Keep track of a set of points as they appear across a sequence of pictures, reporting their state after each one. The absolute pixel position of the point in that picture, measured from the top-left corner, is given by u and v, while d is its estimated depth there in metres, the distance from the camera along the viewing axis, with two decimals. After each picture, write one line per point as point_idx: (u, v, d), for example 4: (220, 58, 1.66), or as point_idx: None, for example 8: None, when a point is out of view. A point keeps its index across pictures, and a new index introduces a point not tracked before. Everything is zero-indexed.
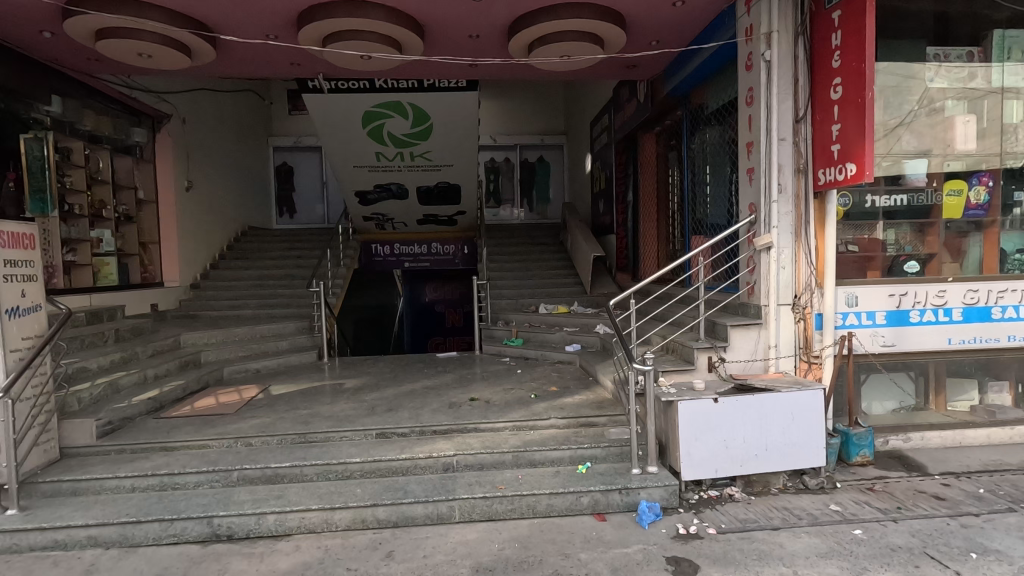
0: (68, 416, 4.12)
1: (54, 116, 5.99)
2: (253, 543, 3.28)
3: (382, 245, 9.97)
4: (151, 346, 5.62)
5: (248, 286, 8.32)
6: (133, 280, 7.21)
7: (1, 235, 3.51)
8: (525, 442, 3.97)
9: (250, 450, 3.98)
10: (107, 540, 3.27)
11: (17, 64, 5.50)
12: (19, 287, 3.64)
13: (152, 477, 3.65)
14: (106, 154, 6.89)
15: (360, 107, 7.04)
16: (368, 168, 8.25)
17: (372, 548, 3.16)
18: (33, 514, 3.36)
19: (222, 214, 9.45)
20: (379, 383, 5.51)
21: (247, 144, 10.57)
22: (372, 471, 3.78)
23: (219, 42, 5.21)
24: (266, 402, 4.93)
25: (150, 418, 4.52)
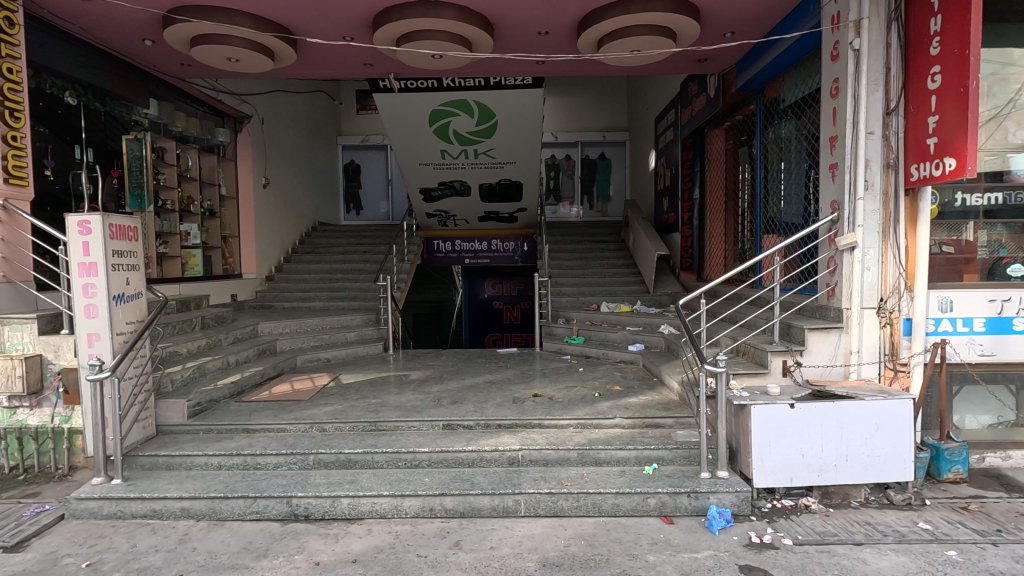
0: (163, 396, 4.46)
1: (151, 118, 6.47)
2: (329, 524, 3.42)
3: (443, 241, 10.16)
4: (233, 334, 5.98)
5: (318, 279, 8.68)
6: (215, 272, 7.68)
7: (111, 228, 3.82)
8: (589, 440, 3.95)
9: (325, 435, 4.17)
10: (197, 512, 3.50)
11: (121, 71, 5.97)
12: (125, 276, 3.97)
13: (237, 457, 3.89)
14: (194, 153, 7.37)
15: (427, 106, 7.20)
16: (433, 166, 8.42)
17: (440, 537, 3.24)
18: (134, 485, 3.66)
19: (295, 211, 9.92)
20: (443, 376, 5.63)
21: (318, 143, 11.04)
22: (440, 461, 3.87)
23: (300, 45, 5.47)
24: (337, 390, 5.13)
25: (233, 401, 4.81)
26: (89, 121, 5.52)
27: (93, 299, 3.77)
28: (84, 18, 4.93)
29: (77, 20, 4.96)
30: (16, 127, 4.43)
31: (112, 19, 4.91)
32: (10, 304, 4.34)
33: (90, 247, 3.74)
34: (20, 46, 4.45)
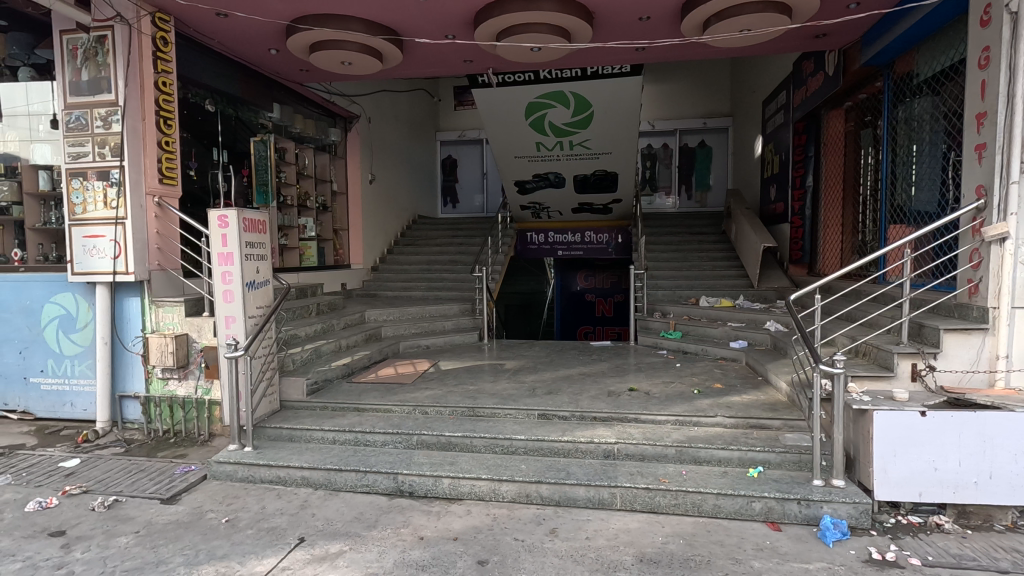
0: (286, 373, 4.92)
1: (275, 121, 7.10)
2: (431, 502, 3.60)
3: (537, 233, 10.24)
4: (343, 320, 6.44)
5: (418, 270, 9.09)
6: (328, 262, 8.29)
7: (245, 222, 4.25)
8: (688, 438, 3.83)
9: (426, 417, 4.39)
10: (315, 481, 3.83)
11: (251, 79, 6.59)
12: (255, 264, 4.40)
13: (349, 434, 4.19)
14: (309, 152, 7.99)
15: (524, 99, 7.26)
16: (528, 158, 8.49)
17: (536, 523, 3.30)
18: (262, 453, 4.07)
19: (398, 205, 10.45)
20: (537, 367, 5.70)
21: (419, 141, 11.54)
22: (535, 449, 3.93)
23: (406, 46, 5.73)
24: (437, 376, 5.37)
25: (344, 381, 5.20)
26: (224, 126, 6.15)
27: (231, 286, 4.23)
28: (222, 34, 5.49)
29: (216, 36, 5.53)
30: (169, 133, 5.05)
31: (243, 33, 5.43)
32: (163, 289, 4.97)
33: (227, 239, 4.19)
34: (171, 62, 5.07)
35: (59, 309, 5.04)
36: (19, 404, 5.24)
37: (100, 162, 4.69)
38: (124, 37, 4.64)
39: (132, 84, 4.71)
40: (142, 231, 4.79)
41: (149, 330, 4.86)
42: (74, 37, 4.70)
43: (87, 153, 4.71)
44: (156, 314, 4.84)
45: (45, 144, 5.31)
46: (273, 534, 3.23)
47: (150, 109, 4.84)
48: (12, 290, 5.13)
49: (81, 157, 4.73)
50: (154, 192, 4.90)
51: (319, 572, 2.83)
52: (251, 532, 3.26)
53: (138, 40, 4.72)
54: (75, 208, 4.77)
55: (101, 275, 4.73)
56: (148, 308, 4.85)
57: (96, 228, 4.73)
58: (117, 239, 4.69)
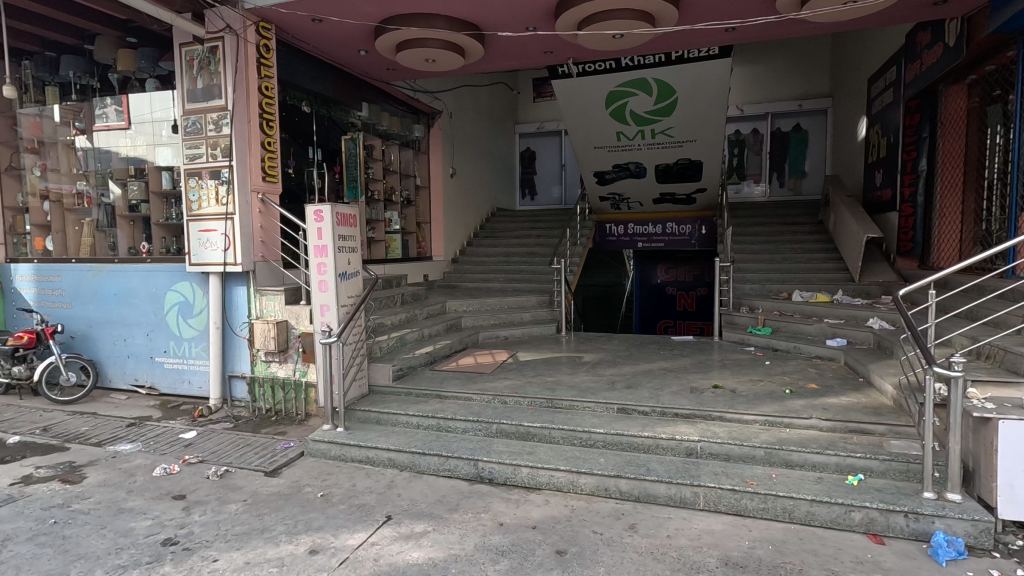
0: (374, 360, 5.18)
1: (363, 120, 7.46)
2: (510, 490, 3.67)
3: (617, 225, 10.08)
4: (426, 310, 6.68)
5: (497, 262, 9.23)
6: (411, 254, 8.61)
7: (337, 216, 4.51)
8: (778, 440, 3.63)
9: (505, 407, 4.47)
10: (400, 463, 4.01)
11: (343, 80, 6.93)
12: (347, 256, 4.67)
13: (432, 419, 4.36)
14: (395, 148, 8.32)
15: (605, 88, 7.12)
16: (608, 149, 8.34)
17: (615, 517, 3.27)
18: (353, 433, 4.32)
19: (478, 198, 10.65)
20: (616, 360, 5.61)
21: (498, 134, 11.66)
22: (614, 444, 3.89)
23: (487, 41, 5.80)
24: (515, 366, 5.44)
25: (427, 369, 5.41)
26: (318, 126, 6.54)
27: (325, 276, 4.52)
28: (317, 39, 5.82)
29: (312, 41, 5.87)
30: (270, 134, 5.43)
31: (336, 36, 5.72)
32: (266, 279, 5.39)
33: (323, 231, 4.48)
34: (273, 68, 5.44)
35: (179, 296, 5.60)
36: (146, 380, 5.89)
37: (213, 163, 5.15)
38: (232, 46, 5.04)
39: (240, 90, 5.11)
40: (248, 225, 5.21)
41: (255, 317, 5.29)
42: (190, 49, 5.18)
43: (201, 155, 5.19)
44: (261, 302, 5.26)
45: (166, 148, 5.87)
46: (363, 510, 3.42)
47: (255, 112, 5.23)
48: (141, 279, 5.75)
49: (197, 158, 5.22)
50: (258, 189, 5.31)
51: (405, 550, 2.97)
52: (343, 507, 3.48)
53: (244, 49, 5.11)
54: (192, 205, 5.27)
55: (213, 266, 5.20)
56: (254, 296, 5.28)
57: (209, 222, 5.20)
58: (228, 232, 5.13)
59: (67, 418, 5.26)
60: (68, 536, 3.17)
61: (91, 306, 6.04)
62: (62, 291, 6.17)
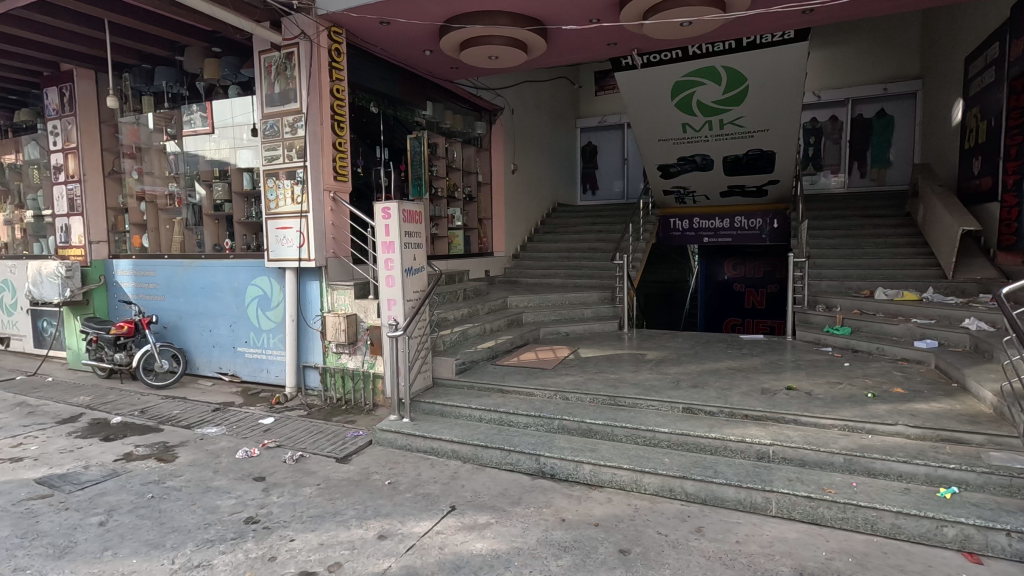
0: (438, 354, 5.30)
1: (427, 118, 7.62)
2: (572, 486, 3.65)
3: (681, 219, 9.82)
4: (488, 305, 6.76)
5: (558, 257, 9.20)
6: (473, 250, 8.74)
7: (403, 213, 4.64)
8: (858, 446, 3.42)
9: (567, 403, 4.45)
10: (463, 455, 4.09)
11: (409, 80, 7.10)
12: (413, 252, 4.80)
13: (494, 413, 4.41)
14: (458, 146, 8.46)
15: (670, 78, 6.91)
16: (673, 141, 8.10)
17: (681, 519, 3.19)
18: (418, 424, 4.45)
19: (539, 193, 10.65)
20: (681, 358, 5.46)
21: (559, 129, 11.59)
22: (679, 444, 3.80)
23: (550, 35, 5.76)
24: (577, 363, 5.40)
25: (488, 363, 5.48)
26: (385, 126, 6.75)
27: (392, 271, 4.66)
28: (384, 41, 5.98)
29: (379, 43, 6.04)
30: (341, 135, 5.65)
31: (403, 37, 5.86)
32: (337, 274, 5.63)
33: (390, 228, 4.63)
34: (343, 70, 5.64)
35: (258, 290, 5.95)
36: (229, 368, 6.30)
37: (289, 164, 5.42)
38: (307, 51, 5.27)
39: (313, 93, 5.35)
40: (321, 222, 5.45)
41: (327, 310, 5.54)
42: (268, 56, 5.46)
43: (278, 157, 5.47)
44: (332, 296, 5.50)
45: (247, 150, 6.24)
46: (429, 500, 3.52)
47: (327, 114, 5.46)
48: (225, 274, 6.16)
49: (274, 160, 5.51)
50: (330, 188, 5.56)
51: (469, 540, 3.02)
52: (409, 495, 3.58)
53: (317, 54, 5.33)
54: (270, 204, 5.57)
55: (289, 262, 5.49)
56: (326, 290, 5.53)
57: (286, 220, 5.48)
58: (302, 230, 5.39)
59: (161, 402, 5.72)
60: (164, 509, 3.45)
61: (181, 299, 6.52)
62: (156, 285, 6.71)
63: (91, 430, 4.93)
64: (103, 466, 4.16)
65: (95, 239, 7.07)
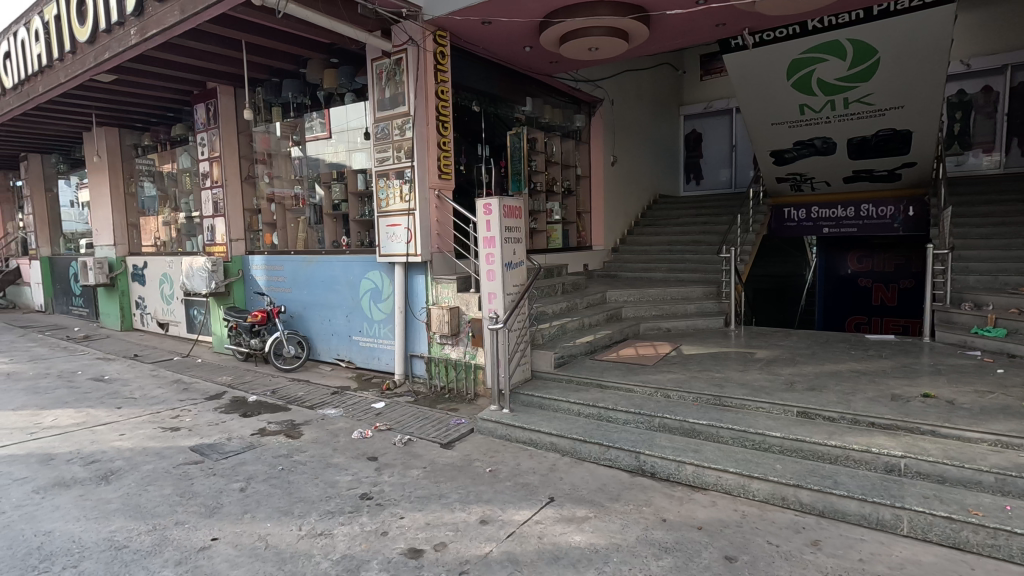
0: (537, 347, 5.38)
1: (527, 114, 7.70)
2: (673, 487, 3.54)
3: (797, 209, 9.14)
4: (586, 299, 6.73)
5: (659, 251, 8.93)
6: (572, 244, 8.74)
7: (504, 208, 4.75)
8: (1015, 465, 3.00)
9: (669, 401, 4.33)
10: (562, 448, 4.11)
11: (509, 78, 7.20)
12: (513, 247, 4.90)
13: (593, 408, 4.39)
14: (557, 140, 8.47)
15: (786, 57, 6.39)
16: (789, 124, 7.52)
17: (794, 530, 2.99)
18: (517, 416, 4.55)
19: (639, 185, 10.37)
20: (795, 359, 5.09)
21: (661, 118, 11.19)
22: (794, 450, 3.55)
23: (653, 21, 5.57)
24: (679, 360, 5.22)
25: (587, 358, 5.47)
26: (486, 124, 6.94)
27: (493, 266, 4.79)
28: (486, 41, 6.12)
29: (481, 43, 6.19)
30: (445, 134, 5.88)
31: (504, 35, 5.96)
32: (441, 268, 5.89)
33: (491, 224, 4.76)
34: (447, 72, 5.85)
35: (371, 283, 6.38)
36: (346, 355, 6.83)
37: (398, 164, 5.74)
38: (414, 56, 5.54)
39: (420, 95, 5.61)
40: (426, 219, 5.73)
41: (432, 302, 5.82)
42: (380, 63, 5.80)
43: (389, 158, 5.81)
44: (437, 289, 5.76)
45: (361, 153, 6.69)
46: (528, 490, 3.59)
47: (432, 114, 5.71)
48: (342, 268, 6.67)
49: (385, 161, 5.86)
50: (435, 186, 5.81)
51: (567, 532, 3.05)
52: (509, 484, 3.68)
53: (424, 58, 5.58)
54: (381, 203, 5.94)
55: (398, 257, 5.83)
56: (431, 284, 5.80)
57: (395, 218, 5.81)
58: (410, 227, 5.69)
59: (289, 383, 6.34)
60: (292, 481, 3.84)
61: (304, 291, 7.17)
62: (284, 279, 7.43)
63: (232, 406, 5.59)
64: (242, 438, 4.70)
65: (235, 237, 7.96)
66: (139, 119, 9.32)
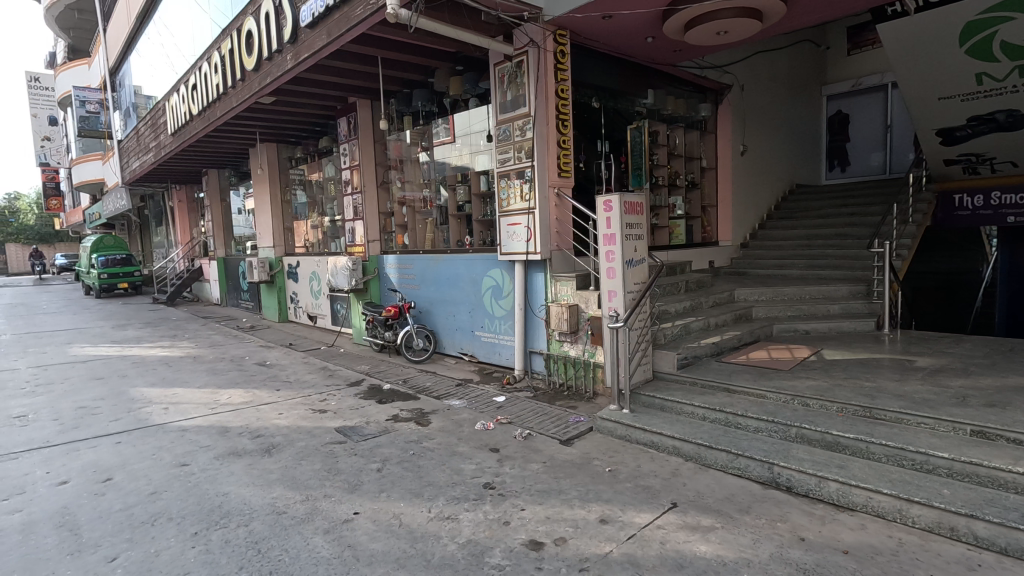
0: (659, 347, 5.22)
1: (648, 107, 7.48)
2: (813, 504, 3.24)
3: (971, 195, 8.00)
4: (713, 298, 6.38)
5: (795, 246, 8.21)
6: (696, 240, 8.35)
7: (625, 205, 4.67)
8: None
9: (808, 410, 3.97)
10: (686, 453, 3.95)
11: (630, 71, 7.04)
12: (634, 244, 4.80)
13: (720, 413, 4.16)
14: (680, 131, 8.14)
15: (958, 21, 5.46)
16: (961, 98, 6.51)
17: (967, 567, 2.59)
18: (638, 416, 4.46)
19: (773, 175, 9.59)
20: (967, 369, 4.40)
21: (800, 100, 10.24)
22: (966, 474, 3.08)
23: None
24: (820, 365, 4.76)
25: (713, 360, 5.19)
26: (606, 119, 6.88)
27: (613, 263, 4.73)
28: (606, 35, 6.02)
29: (601, 38, 6.11)
30: (565, 133, 5.89)
31: (625, 28, 5.82)
32: (560, 266, 5.94)
33: (612, 221, 4.70)
34: (567, 70, 5.86)
35: (492, 281, 6.61)
36: (469, 349, 7.14)
37: (519, 164, 5.88)
38: (535, 57, 5.63)
39: (540, 95, 5.68)
40: (545, 217, 5.80)
41: (550, 300, 5.89)
42: (501, 67, 5.97)
43: (510, 159, 5.97)
44: (556, 287, 5.82)
45: (483, 155, 6.94)
46: (649, 493, 3.50)
47: (552, 114, 5.75)
48: (465, 266, 6.98)
49: (506, 162, 6.03)
50: (554, 184, 5.86)
51: (692, 540, 2.93)
52: (629, 485, 3.62)
53: (544, 58, 5.65)
54: (503, 202, 6.12)
55: (518, 255, 5.96)
56: (549, 282, 5.87)
57: (516, 217, 5.95)
58: (529, 224, 5.79)
59: (418, 374, 6.79)
60: (421, 465, 4.11)
61: (432, 288, 7.61)
62: (414, 277, 7.95)
63: (370, 393, 6.12)
64: (378, 423, 5.12)
65: (371, 238, 8.67)
66: (293, 135, 10.52)
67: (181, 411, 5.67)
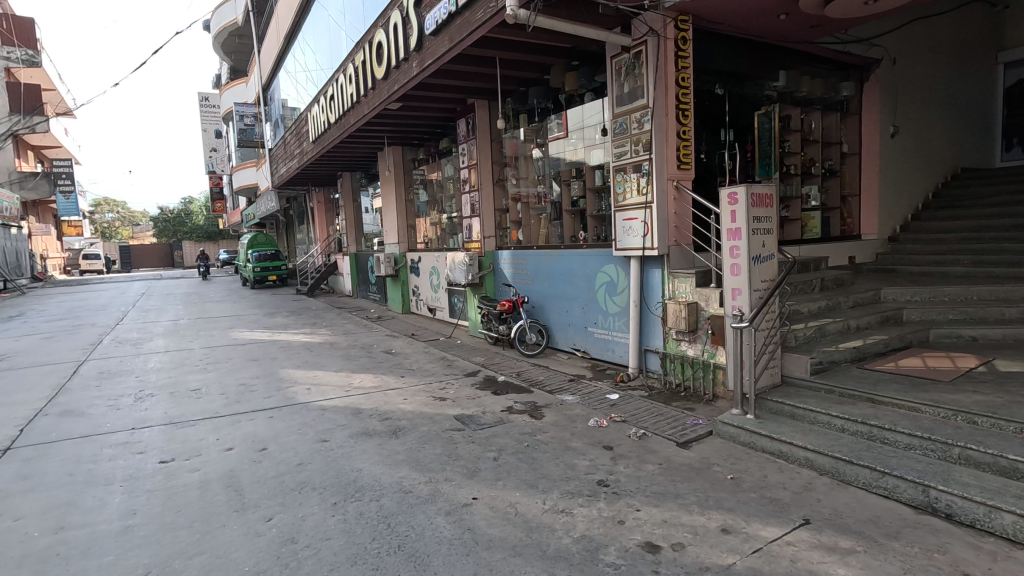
0: (788, 349, 4.83)
1: (779, 89, 6.92)
2: (982, 537, 2.82)
3: None
4: (853, 298, 5.76)
5: (959, 239, 7.15)
6: (833, 233, 7.65)
7: (753, 198, 4.38)
8: None
9: (974, 429, 3.46)
10: (821, 467, 3.62)
11: (759, 53, 6.56)
12: (762, 239, 4.49)
13: (862, 425, 3.76)
14: (816, 114, 7.55)
15: None
16: None
17: None
18: (764, 423, 4.18)
19: (931, 158, 8.42)
20: None
21: (968, 71, 8.86)
22: None
23: None
24: (991, 378, 4.12)
25: (854, 366, 4.70)
26: (731, 106, 6.52)
27: (738, 259, 4.48)
28: (733, 17, 5.66)
29: (728, 20, 5.75)
30: (686, 123, 5.64)
31: (755, 8, 5.44)
32: (678, 262, 5.72)
33: (737, 214, 4.43)
34: (689, 57, 5.60)
35: (607, 276, 6.53)
36: (582, 345, 7.13)
37: (636, 158, 5.74)
38: (655, 47, 5.45)
39: (659, 86, 5.49)
40: (664, 212, 5.61)
41: (667, 297, 5.69)
42: (619, 59, 5.85)
43: (626, 152, 5.85)
44: (673, 284, 5.62)
45: (598, 150, 6.87)
46: (777, 506, 3.27)
47: (672, 104, 5.53)
48: (578, 261, 6.96)
49: (623, 156, 5.91)
50: (674, 177, 5.65)
51: (828, 562, 2.69)
52: (754, 495, 3.41)
53: (664, 47, 5.45)
54: (619, 197, 6.01)
55: (634, 250, 5.84)
56: (666, 278, 5.68)
57: (632, 211, 5.82)
58: (647, 220, 5.62)
59: (531, 368, 6.92)
60: (536, 457, 4.20)
61: (545, 284, 7.70)
62: (527, 272, 8.08)
63: (485, 384, 6.35)
64: (494, 414, 5.30)
65: (487, 234, 8.96)
66: (416, 138, 11.17)
67: (320, 392, 6.29)
